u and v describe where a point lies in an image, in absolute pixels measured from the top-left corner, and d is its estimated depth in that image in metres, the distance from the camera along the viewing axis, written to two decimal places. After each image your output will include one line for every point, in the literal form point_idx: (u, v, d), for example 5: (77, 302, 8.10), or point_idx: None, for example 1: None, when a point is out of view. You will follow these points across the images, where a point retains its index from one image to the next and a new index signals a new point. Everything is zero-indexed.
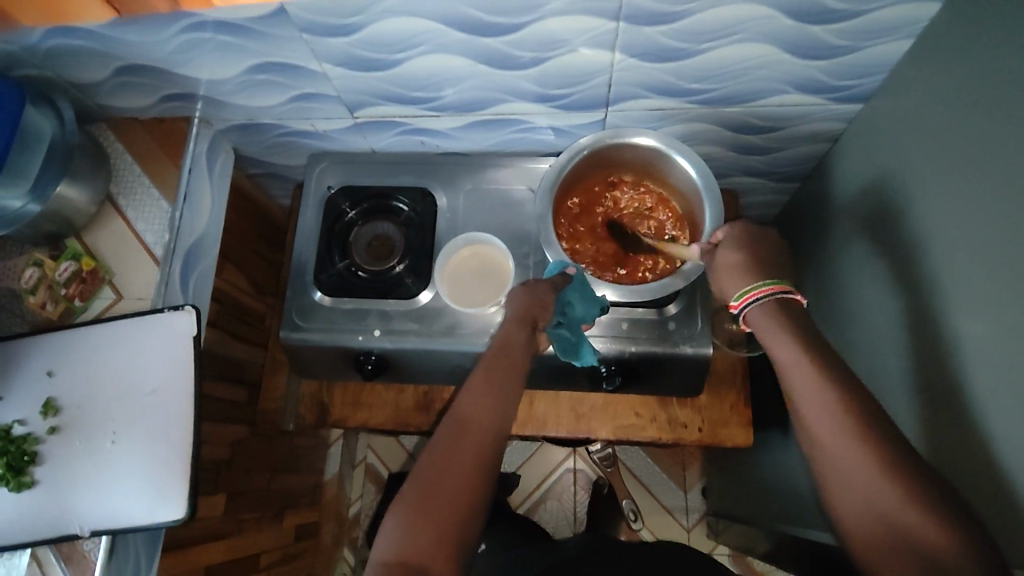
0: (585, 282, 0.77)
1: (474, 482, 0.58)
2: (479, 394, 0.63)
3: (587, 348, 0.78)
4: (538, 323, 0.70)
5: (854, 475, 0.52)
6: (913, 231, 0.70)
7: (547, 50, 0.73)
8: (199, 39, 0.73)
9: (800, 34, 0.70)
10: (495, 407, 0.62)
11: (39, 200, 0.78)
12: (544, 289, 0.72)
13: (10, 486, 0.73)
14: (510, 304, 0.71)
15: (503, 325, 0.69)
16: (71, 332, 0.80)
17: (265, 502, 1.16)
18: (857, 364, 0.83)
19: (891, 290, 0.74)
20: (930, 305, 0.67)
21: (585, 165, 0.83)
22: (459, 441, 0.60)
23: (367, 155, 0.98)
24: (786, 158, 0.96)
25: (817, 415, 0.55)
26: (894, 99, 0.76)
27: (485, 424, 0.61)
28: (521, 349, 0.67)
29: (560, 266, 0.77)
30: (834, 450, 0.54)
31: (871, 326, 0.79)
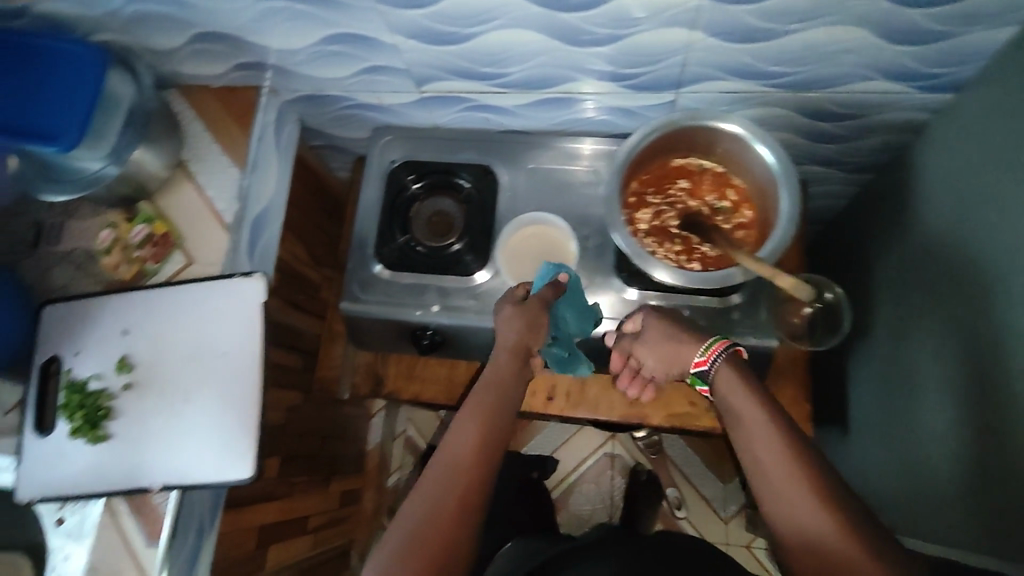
0: (580, 297, 0.79)
1: (457, 517, 0.58)
2: (467, 432, 0.62)
3: (583, 363, 0.80)
4: (532, 350, 0.69)
5: (796, 519, 0.55)
6: (991, 234, 0.68)
7: (625, 27, 0.71)
8: (276, 8, 0.74)
9: (896, 17, 0.67)
10: (479, 442, 0.61)
11: (116, 163, 0.81)
12: (536, 310, 0.71)
13: (87, 438, 0.77)
14: (504, 328, 0.69)
15: (495, 355, 0.68)
16: (143, 292, 0.82)
17: (313, 467, 1.19)
18: (916, 370, 0.81)
19: (957, 292, 0.73)
20: (1004, 312, 0.65)
21: (655, 147, 0.81)
22: (445, 481, 0.59)
23: (431, 131, 0.97)
24: (861, 148, 0.92)
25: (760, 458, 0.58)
26: (982, 92, 0.72)
27: (473, 459, 0.60)
28: (512, 378, 0.67)
29: (555, 272, 0.78)
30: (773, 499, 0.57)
31: (929, 328, 0.79)
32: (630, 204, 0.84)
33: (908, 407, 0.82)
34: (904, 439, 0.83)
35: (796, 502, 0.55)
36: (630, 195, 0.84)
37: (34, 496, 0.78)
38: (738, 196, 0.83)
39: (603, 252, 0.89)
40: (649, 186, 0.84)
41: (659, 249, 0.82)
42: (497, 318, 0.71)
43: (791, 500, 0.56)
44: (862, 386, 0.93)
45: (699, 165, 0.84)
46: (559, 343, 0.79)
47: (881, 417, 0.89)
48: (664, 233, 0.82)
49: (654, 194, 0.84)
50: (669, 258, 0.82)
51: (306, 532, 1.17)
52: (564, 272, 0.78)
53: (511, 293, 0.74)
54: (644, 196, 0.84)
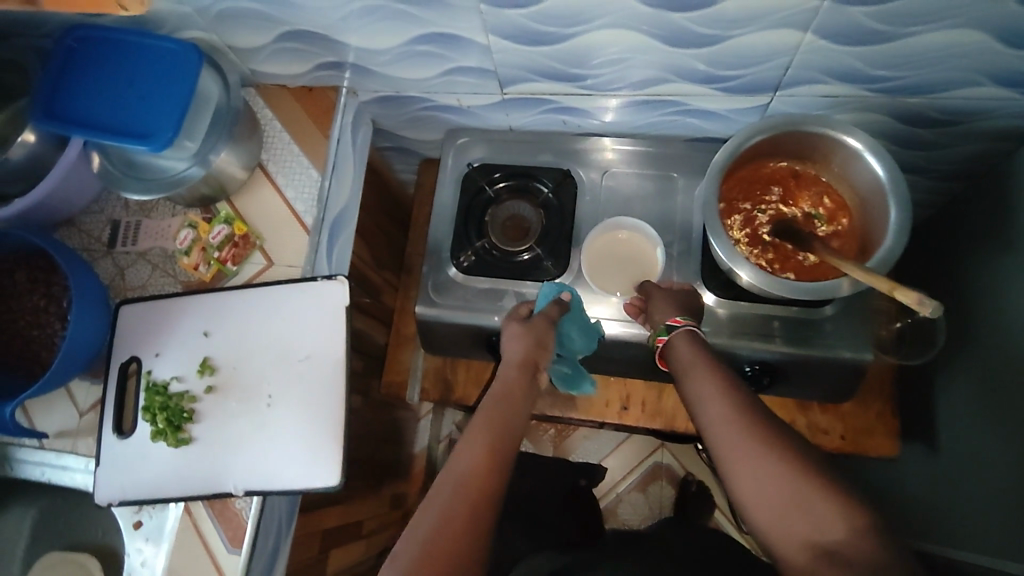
0: (581, 314, 0.80)
1: (467, 534, 0.54)
2: (474, 444, 0.59)
3: (585, 380, 0.81)
4: (540, 366, 0.67)
5: (759, 479, 0.53)
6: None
7: (733, 28, 0.69)
8: (373, 6, 0.72)
9: (1023, 20, 0.64)
10: (488, 455, 0.58)
11: (201, 163, 0.80)
12: (540, 327, 0.70)
13: (169, 441, 0.76)
14: (510, 346, 0.68)
15: (504, 371, 0.65)
16: (226, 294, 0.81)
17: (369, 472, 1.17)
18: (999, 385, 0.79)
19: None
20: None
21: (750, 152, 0.78)
22: (453, 496, 0.56)
23: (507, 133, 0.96)
24: (954, 156, 0.89)
25: (731, 448, 0.55)
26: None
27: (481, 472, 0.57)
28: (524, 393, 0.64)
29: (557, 290, 0.79)
30: (761, 492, 0.53)
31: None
32: (723, 209, 0.81)
33: (985, 421, 0.81)
34: (976, 451, 0.83)
35: (785, 491, 0.52)
36: (722, 201, 0.81)
37: (112, 499, 0.77)
38: (835, 203, 0.80)
39: (687, 259, 0.87)
40: (742, 191, 0.82)
41: (754, 256, 0.80)
42: (504, 337, 0.71)
43: (787, 490, 0.52)
44: (942, 404, 0.90)
45: (794, 170, 0.82)
46: (563, 361, 0.80)
47: (952, 433, 0.88)
48: (759, 240, 0.80)
49: (746, 200, 0.81)
50: (763, 266, 0.79)
51: (361, 537, 1.16)
52: (564, 291, 0.79)
53: (516, 313, 0.73)
54: (737, 200, 0.81)
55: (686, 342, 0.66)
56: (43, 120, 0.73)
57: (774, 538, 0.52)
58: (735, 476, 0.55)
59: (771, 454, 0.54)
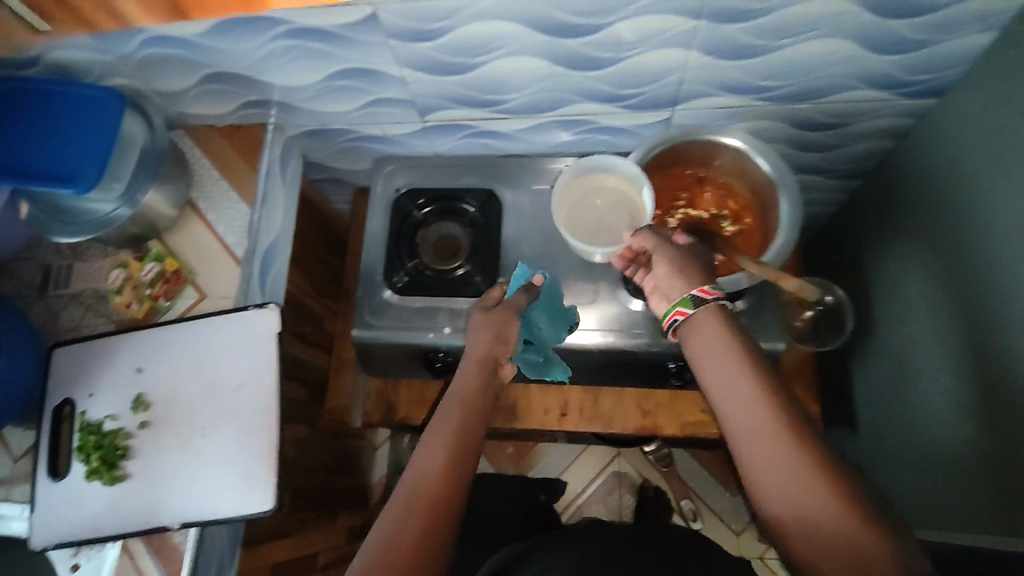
0: (551, 301, 0.82)
1: (422, 550, 0.51)
2: (433, 451, 0.56)
3: (555, 366, 0.82)
4: (501, 361, 0.66)
5: (790, 497, 0.48)
6: (993, 228, 0.68)
7: (625, 50, 0.74)
8: (287, 46, 0.76)
9: (879, 30, 0.71)
10: (447, 459, 0.56)
11: (129, 203, 0.82)
12: (503, 320, 0.69)
13: (104, 479, 0.76)
14: (472, 342, 0.67)
15: (463, 367, 0.65)
16: (157, 330, 0.82)
17: (321, 501, 1.17)
18: (924, 366, 0.80)
19: (947, 282, 0.76)
20: (1009, 315, 0.65)
21: (656, 162, 0.84)
22: (409, 510, 0.52)
23: (432, 158, 1.00)
24: (848, 155, 0.97)
25: (757, 436, 0.50)
26: (979, 79, 0.72)
27: (440, 483, 0.54)
28: (482, 392, 0.63)
29: (529, 275, 0.82)
30: (783, 487, 0.48)
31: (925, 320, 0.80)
32: None
33: (918, 402, 0.81)
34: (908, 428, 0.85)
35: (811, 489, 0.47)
36: None
37: (47, 543, 0.76)
38: (738, 204, 0.86)
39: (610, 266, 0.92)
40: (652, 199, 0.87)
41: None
42: (468, 330, 0.70)
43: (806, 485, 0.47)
44: (873, 381, 0.93)
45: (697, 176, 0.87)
46: (532, 349, 0.81)
47: (877, 411, 0.92)
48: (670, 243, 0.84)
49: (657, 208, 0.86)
50: None
51: (317, 569, 1.15)
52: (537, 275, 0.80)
53: (487, 299, 0.73)
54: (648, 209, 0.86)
55: (712, 320, 0.56)
56: None
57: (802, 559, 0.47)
58: (767, 489, 0.49)
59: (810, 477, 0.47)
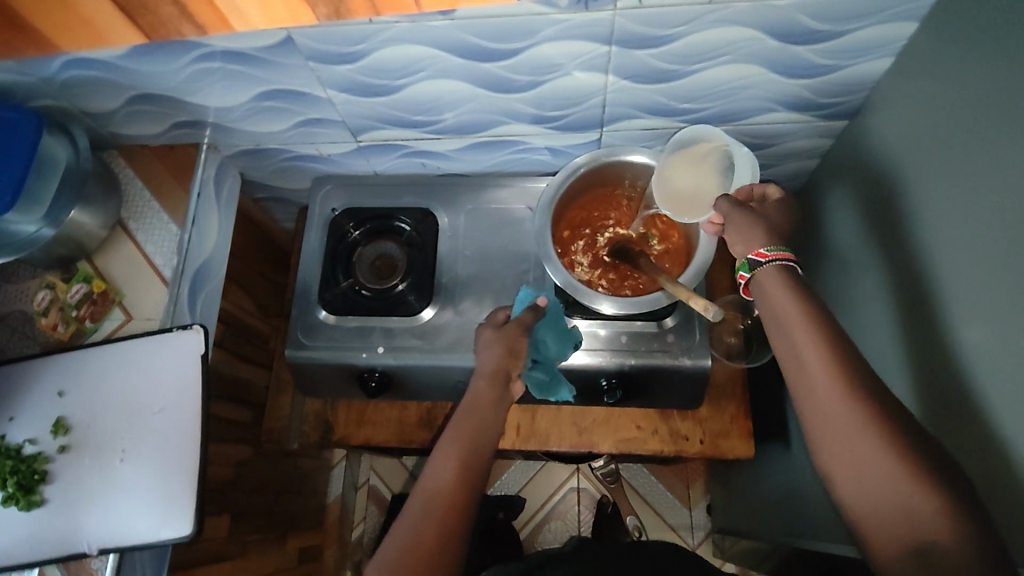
0: (558, 321, 0.81)
1: (437, 550, 0.58)
2: (443, 464, 0.63)
3: (563, 385, 0.81)
4: (512, 375, 0.70)
5: (851, 460, 0.52)
6: (926, 215, 0.67)
7: (544, 73, 0.76)
8: (210, 68, 0.77)
9: (786, 54, 0.74)
10: (457, 468, 0.63)
11: (53, 223, 0.81)
12: (515, 334, 0.72)
13: (20, 505, 0.74)
14: (484, 356, 0.71)
15: (474, 384, 0.69)
16: (81, 353, 0.81)
17: (267, 524, 1.15)
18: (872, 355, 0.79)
19: (878, 296, 0.77)
20: (940, 302, 0.64)
21: (582, 184, 0.86)
22: (424, 517, 0.60)
23: (370, 178, 1.01)
24: (777, 174, 0.99)
25: (823, 406, 0.54)
26: (910, 67, 0.72)
27: (449, 493, 0.61)
28: (492, 405, 0.68)
29: (535, 296, 0.80)
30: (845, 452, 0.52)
31: (863, 334, 0.81)
32: (566, 237, 0.88)
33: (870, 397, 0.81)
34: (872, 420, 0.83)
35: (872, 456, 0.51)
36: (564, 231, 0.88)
37: None
38: (668, 223, 0.86)
39: (543, 284, 0.93)
40: (583, 219, 0.89)
41: (594, 278, 0.86)
42: (480, 344, 0.73)
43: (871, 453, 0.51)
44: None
45: (629, 197, 0.89)
46: (539, 368, 0.80)
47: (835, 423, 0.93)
48: (597, 262, 0.86)
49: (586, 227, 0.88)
50: (604, 286, 0.85)
51: None
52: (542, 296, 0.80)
53: (495, 318, 0.76)
54: (580, 228, 0.89)
55: (775, 281, 0.60)
56: None
57: (863, 514, 0.52)
58: (830, 450, 0.54)
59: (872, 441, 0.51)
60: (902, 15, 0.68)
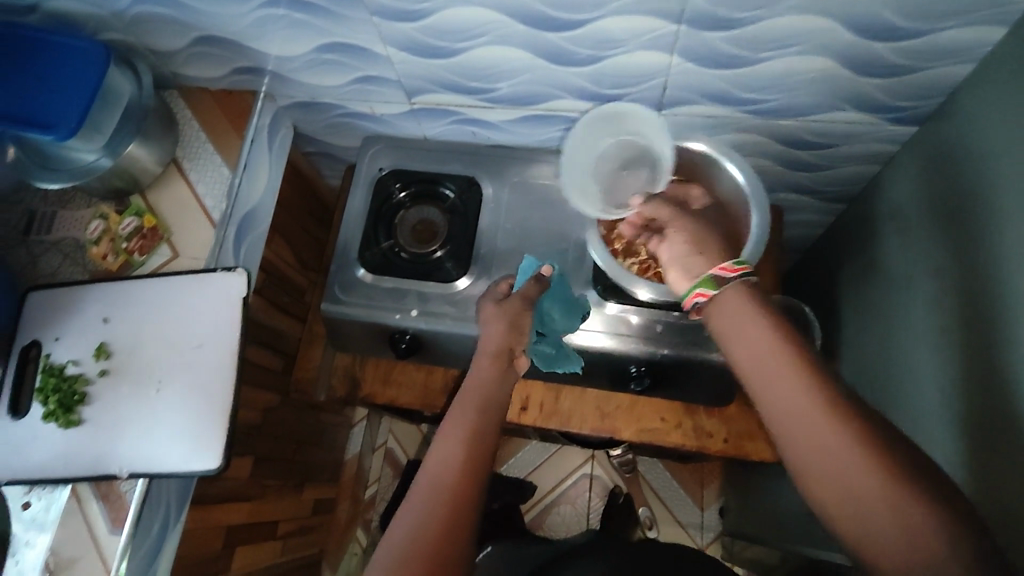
0: (564, 294, 0.83)
1: (446, 537, 0.56)
2: (447, 449, 0.61)
3: (568, 360, 0.84)
4: (516, 351, 0.70)
5: (835, 475, 0.49)
6: (1002, 227, 0.65)
7: (606, 48, 0.74)
8: (275, 15, 0.77)
9: (862, 50, 0.71)
10: (461, 450, 0.61)
11: (111, 154, 0.83)
12: (518, 311, 0.73)
13: (60, 422, 0.78)
14: (488, 334, 0.70)
15: (478, 361, 0.68)
16: (127, 283, 0.84)
17: (287, 471, 1.19)
18: (912, 381, 0.78)
19: (937, 309, 0.74)
20: (1009, 316, 0.62)
21: (632, 165, 0.84)
22: (429, 503, 0.57)
23: (420, 142, 1.01)
24: (834, 177, 0.95)
25: (797, 420, 0.51)
26: (993, 75, 0.68)
27: (456, 471, 0.59)
28: (496, 382, 0.67)
29: (538, 267, 0.82)
30: (829, 463, 0.50)
31: (911, 349, 0.79)
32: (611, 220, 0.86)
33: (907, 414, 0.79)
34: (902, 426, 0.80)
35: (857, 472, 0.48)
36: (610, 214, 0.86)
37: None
38: None
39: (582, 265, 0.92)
40: None
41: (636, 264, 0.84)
42: (482, 321, 0.74)
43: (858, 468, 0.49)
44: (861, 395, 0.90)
45: None
46: (545, 341, 0.83)
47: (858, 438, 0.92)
48: (644, 248, 0.84)
49: None
50: (645, 273, 0.83)
51: (275, 537, 1.16)
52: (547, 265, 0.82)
53: (496, 291, 0.77)
54: None
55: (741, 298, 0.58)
56: None
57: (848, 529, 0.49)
58: (809, 464, 0.51)
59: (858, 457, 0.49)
60: (993, 19, 0.64)
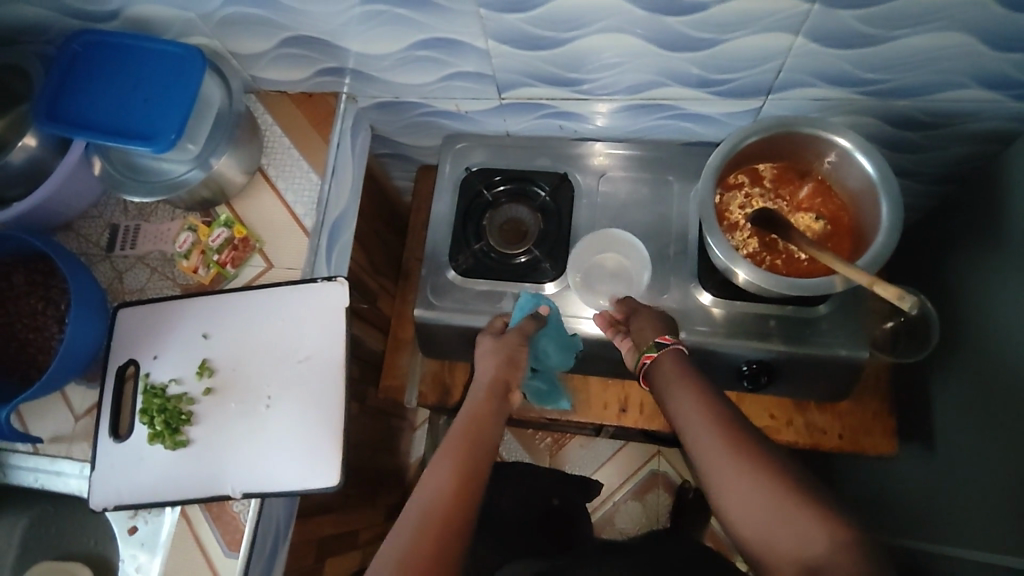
0: (559, 331, 0.82)
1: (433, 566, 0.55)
2: (436, 479, 0.59)
3: (557, 394, 0.88)
4: (512, 385, 0.68)
5: (750, 510, 0.53)
6: None
7: (728, 32, 0.71)
8: (375, 11, 0.74)
9: (1006, 23, 0.67)
10: (453, 476, 0.59)
11: (203, 166, 0.81)
12: (513, 345, 0.71)
13: (167, 443, 0.75)
14: (482, 366, 0.68)
15: (471, 395, 0.66)
16: (226, 296, 0.81)
17: (365, 479, 1.16)
18: (971, 387, 0.86)
19: (998, 318, 0.82)
20: None
21: (748, 152, 0.81)
22: (420, 531, 0.56)
23: (504, 138, 0.97)
24: (941, 158, 0.92)
25: (716, 464, 0.56)
26: None
27: (445, 505, 0.58)
28: (492, 416, 0.65)
29: (535, 304, 0.81)
30: (740, 501, 0.53)
31: (969, 360, 0.87)
32: (722, 206, 0.83)
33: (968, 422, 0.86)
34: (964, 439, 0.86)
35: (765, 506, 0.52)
36: (721, 201, 0.83)
37: (108, 504, 0.76)
38: (833, 206, 0.82)
39: (684, 260, 0.88)
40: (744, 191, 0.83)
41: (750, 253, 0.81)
42: (478, 355, 0.71)
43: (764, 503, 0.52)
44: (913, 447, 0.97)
45: (796, 175, 0.83)
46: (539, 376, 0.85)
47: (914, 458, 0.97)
48: (757, 240, 0.81)
49: (745, 198, 0.83)
50: (760, 263, 0.81)
51: (357, 547, 1.13)
52: (543, 305, 0.82)
53: (494, 327, 0.75)
54: (740, 199, 0.83)
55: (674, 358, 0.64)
56: (46, 121, 0.75)
57: (766, 565, 0.52)
58: (728, 499, 0.54)
59: (765, 487, 0.53)
60: None
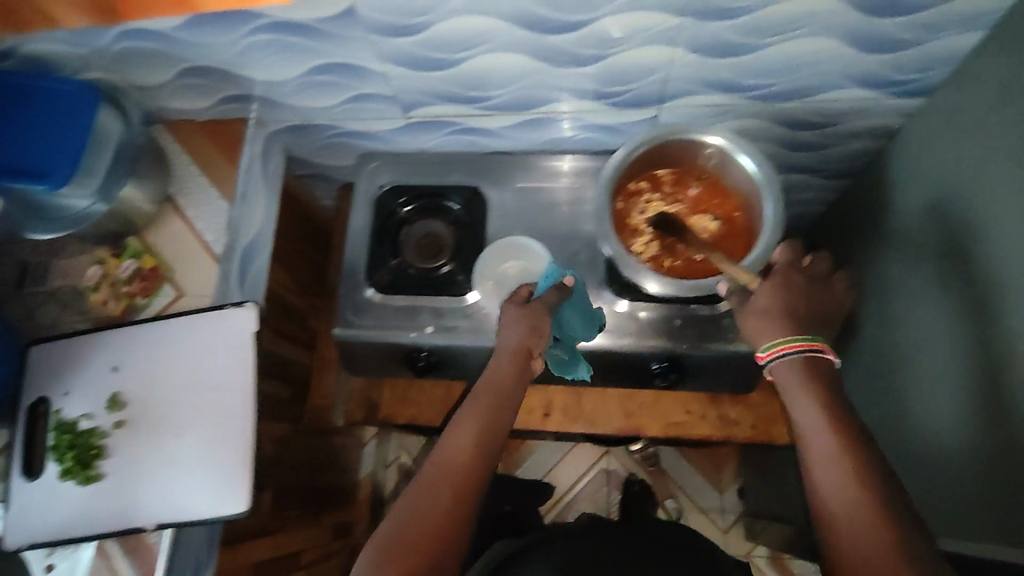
0: (581, 301, 0.79)
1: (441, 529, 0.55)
2: (456, 439, 0.59)
3: (581, 365, 0.82)
4: (534, 353, 0.66)
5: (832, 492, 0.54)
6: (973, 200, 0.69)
7: (609, 47, 0.73)
8: (267, 40, 0.75)
9: (867, 27, 0.71)
10: (473, 439, 0.59)
11: (105, 198, 0.80)
12: (539, 314, 0.69)
13: (78, 479, 0.75)
14: (508, 332, 0.67)
15: (498, 360, 0.65)
16: (134, 329, 0.81)
17: (305, 499, 1.16)
18: (907, 357, 0.82)
19: (924, 282, 0.78)
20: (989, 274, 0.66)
21: (642, 159, 0.83)
22: (431, 493, 0.56)
23: (417, 154, 0.99)
24: (834, 155, 0.96)
25: (820, 459, 0.55)
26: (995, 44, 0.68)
27: (463, 468, 0.58)
28: (511, 382, 0.64)
29: (559, 276, 0.76)
30: (829, 485, 0.54)
31: (902, 324, 0.83)
32: (621, 212, 0.85)
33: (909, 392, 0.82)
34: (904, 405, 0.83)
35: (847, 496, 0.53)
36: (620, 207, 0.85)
37: (21, 544, 0.75)
38: (727, 207, 0.85)
39: (594, 264, 0.91)
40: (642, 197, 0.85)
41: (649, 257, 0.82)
42: (501, 321, 0.69)
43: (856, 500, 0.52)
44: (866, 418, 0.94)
45: (691, 178, 0.86)
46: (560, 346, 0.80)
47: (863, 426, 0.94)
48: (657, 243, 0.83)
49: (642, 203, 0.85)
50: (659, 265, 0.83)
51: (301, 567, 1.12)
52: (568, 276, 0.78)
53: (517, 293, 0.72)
54: (639, 205, 0.85)
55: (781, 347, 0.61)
56: None
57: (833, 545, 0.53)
58: (819, 482, 0.55)
59: (852, 481, 0.53)
60: None
